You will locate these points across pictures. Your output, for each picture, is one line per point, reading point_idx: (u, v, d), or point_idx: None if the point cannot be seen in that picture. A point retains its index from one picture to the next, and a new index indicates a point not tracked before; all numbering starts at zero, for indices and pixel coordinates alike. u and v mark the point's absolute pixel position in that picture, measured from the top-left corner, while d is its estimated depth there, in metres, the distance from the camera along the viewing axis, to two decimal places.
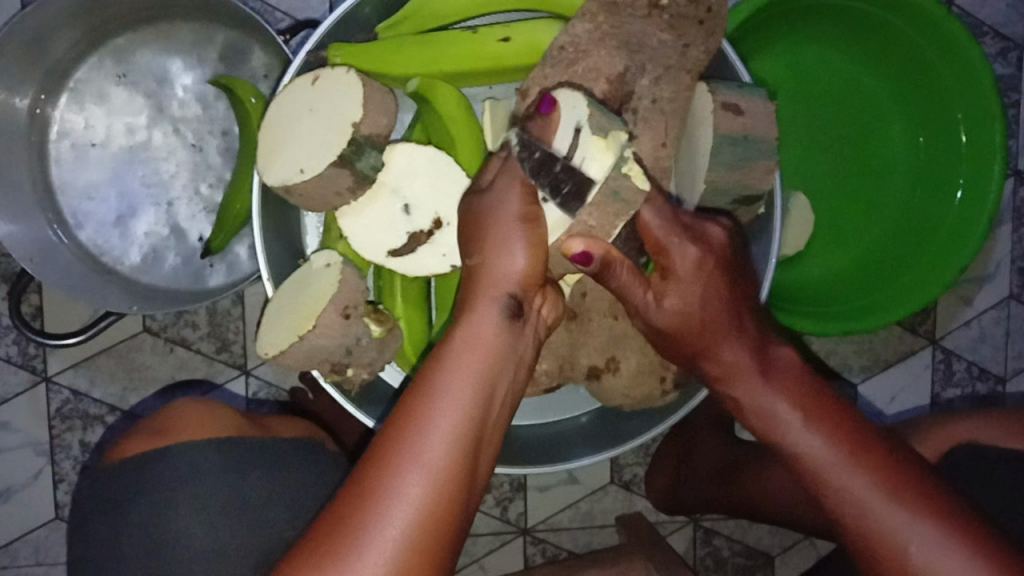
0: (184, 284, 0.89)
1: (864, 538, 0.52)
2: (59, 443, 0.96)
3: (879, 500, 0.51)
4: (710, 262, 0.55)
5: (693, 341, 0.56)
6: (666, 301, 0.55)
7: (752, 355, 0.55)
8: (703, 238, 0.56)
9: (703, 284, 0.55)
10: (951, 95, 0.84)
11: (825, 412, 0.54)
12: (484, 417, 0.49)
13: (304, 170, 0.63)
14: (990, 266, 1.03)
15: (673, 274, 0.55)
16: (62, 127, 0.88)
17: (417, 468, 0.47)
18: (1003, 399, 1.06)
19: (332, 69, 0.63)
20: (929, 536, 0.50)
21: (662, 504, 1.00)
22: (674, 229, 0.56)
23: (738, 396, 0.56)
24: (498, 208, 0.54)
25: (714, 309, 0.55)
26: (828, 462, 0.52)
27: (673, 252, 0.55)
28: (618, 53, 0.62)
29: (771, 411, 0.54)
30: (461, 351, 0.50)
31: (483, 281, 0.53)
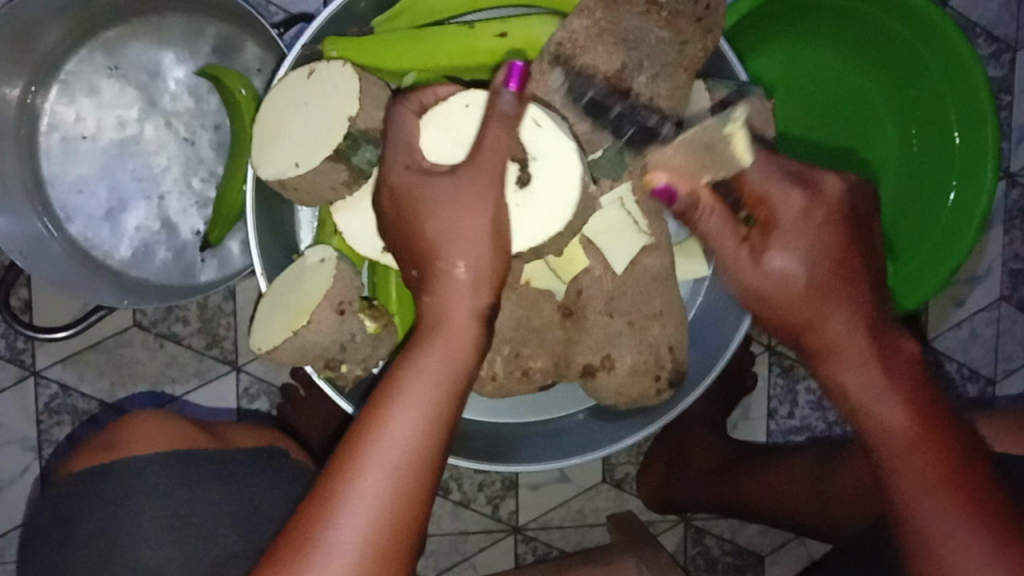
0: (175, 279, 0.89)
1: (925, 552, 0.49)
2: (47, 438, 0.95)
3: (956, 517, 0.48)
4: (828, 220, 0.53)
5: (797, 307, 0.54)
6: (771, 254, 0.54)
7: (865, 333, 0.53)
8: (823, 193, 0.54)
9: (816, 241, 0.53)
10: (946, 96, 0.84)
11: (927, 414, 0.50)
12: (450, 426, 0.50)
13: (299, 164, 0.62)
14: (981, 268, 1.04)
15: (779, 227, 0.53)
16: (52, 119, 0.87)
17: (381, 473, 0.47)
18: (993, 401, 1.06)
19: (328, 63, 0.63)
20: (1006, 572, 0.47)
21: (655, 503, 0.99)
22: (775, 178, 0.54)
23: (842, 376, 0.53)
24: (450, 206, 0.51)
25: (828, 273, 0.53)
26: (920, 465, 0.49)
27: (780, 201, 0.53)
28: (615, 50, 0.61)
29: (876, 396, 0.51)
30: (430, 361, 0.50)
31: (450, 288, 0.51)
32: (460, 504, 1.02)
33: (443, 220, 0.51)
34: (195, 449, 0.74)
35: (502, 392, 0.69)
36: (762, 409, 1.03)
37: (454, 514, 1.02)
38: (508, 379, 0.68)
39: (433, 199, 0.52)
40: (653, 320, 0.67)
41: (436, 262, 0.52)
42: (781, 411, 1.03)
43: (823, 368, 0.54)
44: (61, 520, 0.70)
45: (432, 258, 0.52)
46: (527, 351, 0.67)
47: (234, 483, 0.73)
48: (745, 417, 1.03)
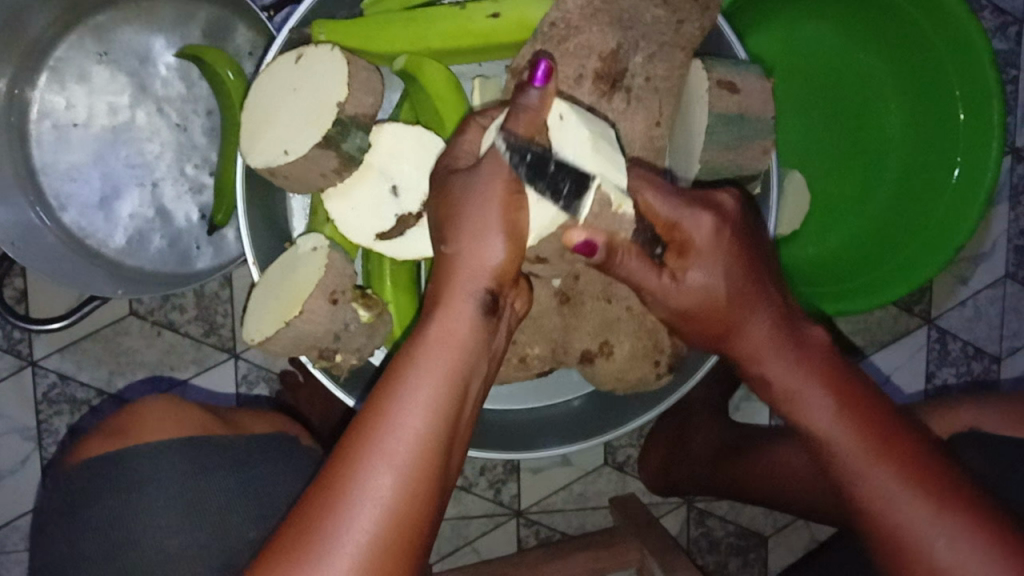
0: (171, 267, 0.88)
1: (883, 531, 0.50)
2: (47, 428, 0.95)
3: (898, 485, 0.50)
4: (733, 236, 0.53)
5: (716, 317, 0.53)
6: (690, 279, 0.52)
7: (780, 330, 0.53)
8: (722, 210, 0.53)
9: (727, 266, 0.52)
10: (949, 71, 0.82)
11: (849, 390, 0.52)
12: (455, 417, 0.48)
13: (289, 151, 0.61)
14: (986, 246, 1.02)
15: (693, 248, 0.52)
16: (42, 107, 0.85)
17: (385, 463, 0.46)
18: (997, 379, 1.05)
19: (317, 47, 0.61)
20: (947, 531, 0.49)
21: (657, 486, 0.99)
22: (679, 206, 0.52)
23: (765, 370, 0.53)
24: (469, 194, 0.50)
25: (739, 284, 0.52)
26: (849, 442, 0.51)
27: (690, 228, 0.52)
28: (610, 30, 0.60)
29: (796, 388, 0.52)
30: (432, 346, 0.48)
31: (460, 273, 0.50)
32: (462, 489, 1.02)
33: (453, 207, 0.50)
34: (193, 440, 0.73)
35: (499, 379, 0.69)
36: None
37: (456, 498, 1.02)
38: (506, 365, 0.67)
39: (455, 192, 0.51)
40: (651, 305, 0.66)
41: (444, 246, 0.51)
42: None
43: (747, 368, 0.55)
44: (60, 512, 0.70)
45: (440, 241, 0.51)
46: (523, 338, 0.66)
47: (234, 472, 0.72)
48: (748, 398, 1.03)
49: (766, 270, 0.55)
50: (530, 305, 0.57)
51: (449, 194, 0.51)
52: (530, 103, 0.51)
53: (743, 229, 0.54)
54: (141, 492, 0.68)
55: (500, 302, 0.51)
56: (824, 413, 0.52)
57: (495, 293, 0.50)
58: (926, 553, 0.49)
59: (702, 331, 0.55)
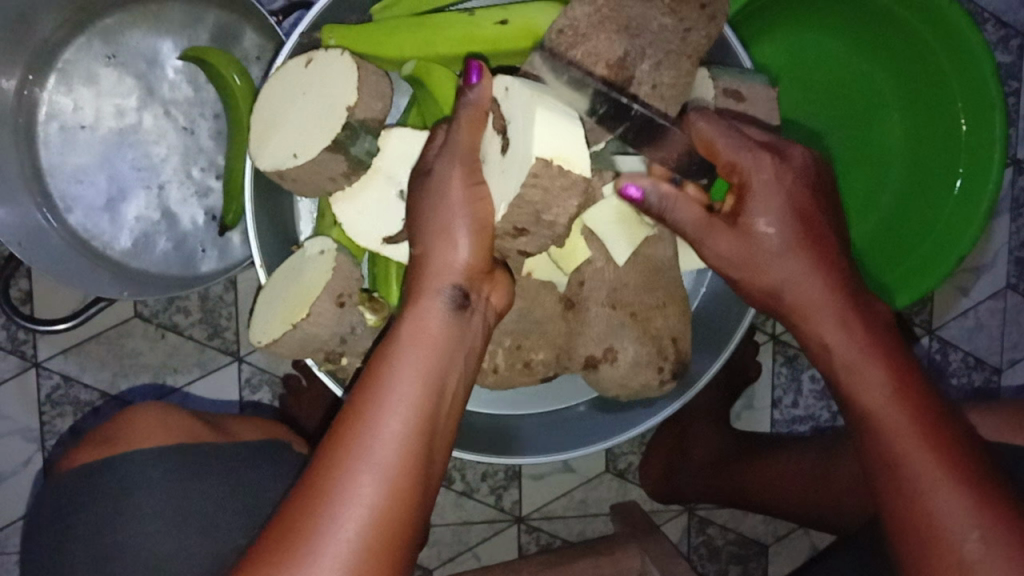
0: (175, 269, 0.88)
1: (909, 516, 0.49)
2: (49, 430, 0.95)
3: (934, 465, 0.48)
4: (796, 190, 0.56)
5: (769, 269, 0.56)
6: (754, 225, 0.56)
7: (840, 299, 0.55)
8: (790, 159, 0.56)
9: (784, 214, 0.55)
10: (953, 82, 0.84)
11: (901, 368, 0.52)
12: (435, 413, 0.49)
13: (298, 155, 0.62)
14: (988, 257, 1.03)
15: (750, 193, 0.55)
16: (50, 109, 0.86)
17: (365, 461, 0.46)
18: (998, 390, 1.05)
19: (325, 52, 0.62)
20: (982, 527, 0.46)
21: (657, 495, 0.99)
22: (741, 144, 0.56)
23: (822, 334, 0.55)
24: (434, 197, 0.54)
25: (800, 236, 0.55)
26: (893, 413, 0.50)
27: (751, 169, 0.55)
28: (617, 37, 0.60)
29: (857, 358, 0.53)
30: (405, 344, 0.50)
31: (428, 273, 0.53)
32: (464, 495, 1.02)
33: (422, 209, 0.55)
34: (198, 443, 0.73)
35: (504, 383, 0.69)
36: (766, 399, 1.03)
37: (457, 504, 1.02)
38: (511, 371, 0.67)
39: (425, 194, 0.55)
40: (656, 312, 0.67)
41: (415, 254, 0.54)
42: (784, 402, 1.02)
43: (806, 334, 0.56)
44: (63, 512, 0.70)
45: (411, 247, 0.55)
46: (529, 343, 0.67)
47: (237, 475, 0.73)
48: (749, 407, 1.03)
49: (835, 238, 0.57)
50: (511, 299, 0.59)
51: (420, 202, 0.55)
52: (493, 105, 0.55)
53: (812, 184, 0.57)
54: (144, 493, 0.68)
55: (472, 299, 0.53)
56: (877, 382, 0.52)
57: (465, 288, 0.53)
58: (956, 545, 0.47)
59: (748, 282, 0.58)
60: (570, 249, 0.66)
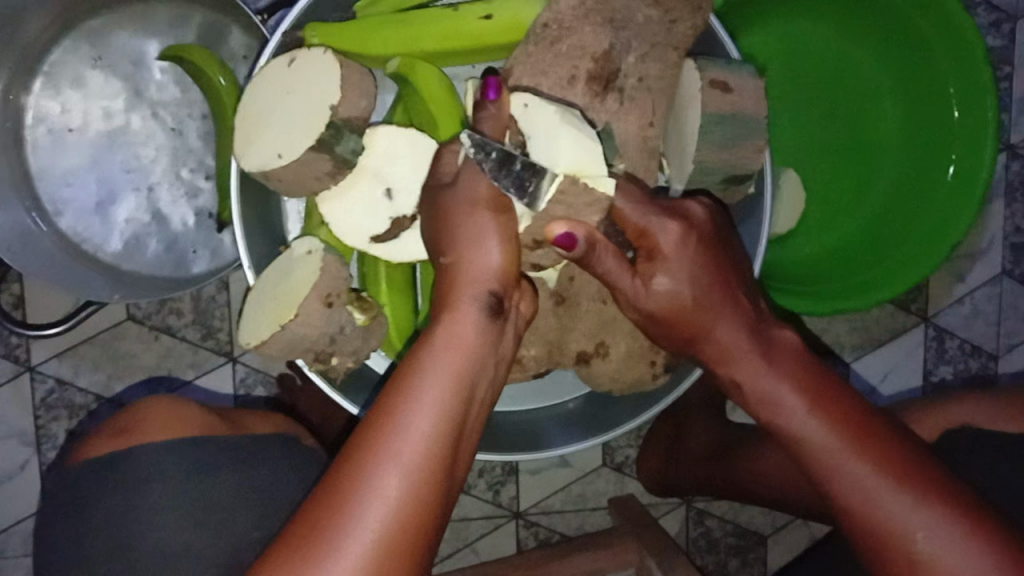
0: (167, 272, 0.88)
1: (859, 524, 0.52)
2: (45, 433, 0.95)
3: (873, 479, 0.51)
4: (697, 244, 0.56)
5: (683, 325, 0.56)
6: (658, 284, 0.55)
7: (748, 333, 0.56)
8: (690, 220, 0.57)
9: (696, 273, 0.55)
10: (943, 67, 0.82)
11: (822, 388, 0.54)
12: (464, 419, 0.49)
13: (282, 155, 0.61)
14: (983, 243, 1.02)
15: (656, 256, 0.55)
16: (37, 112, 0.85)
17: (395, 461, 0.46)
18: (995, 376, 1.05)
19: (309, 50, 0.61)
20: (928, 524, 0.50)
21: (656, 487, 1.00)
22: (648, 212, 0.56)
23: (737, 375, 0.56)
24: (463, 209, 0.53)
25: (705, 291, 0.56)
26: (824, 438, 0.52)
27: (661, 235, 0.55)
28: (602, 30, 0.60)
29: (771, 391, 0.54)
30: (441, 350, 0.50)
31: (464, 280, 0.52)
32: (461, 491, 1.02)
33: (447, 221, 0.54)
34: (214, 435, 0.73)
35: None
36: None
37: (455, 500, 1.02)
38: None
39: (446, 205, 0.54)
40: None
41: (444, 259, 0.54)
42: None
43: (722, 372, 0.57)
44: (59, 516, 0.70)
45: (441, 254, 0.54)
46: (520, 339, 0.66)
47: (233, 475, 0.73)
48: None
49: (735, 280, 0.58)
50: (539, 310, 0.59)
51: (451, 210, 0.54)
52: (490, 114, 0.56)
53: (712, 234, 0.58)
54: (136, 495, 0.68)
55: (506, 306, 0.53)
56: (800, 413, 0.53)
57: (501, 295, 0.52)
58: (907, 544, 0.50)
59: (678, 334, 0.57)
60: None
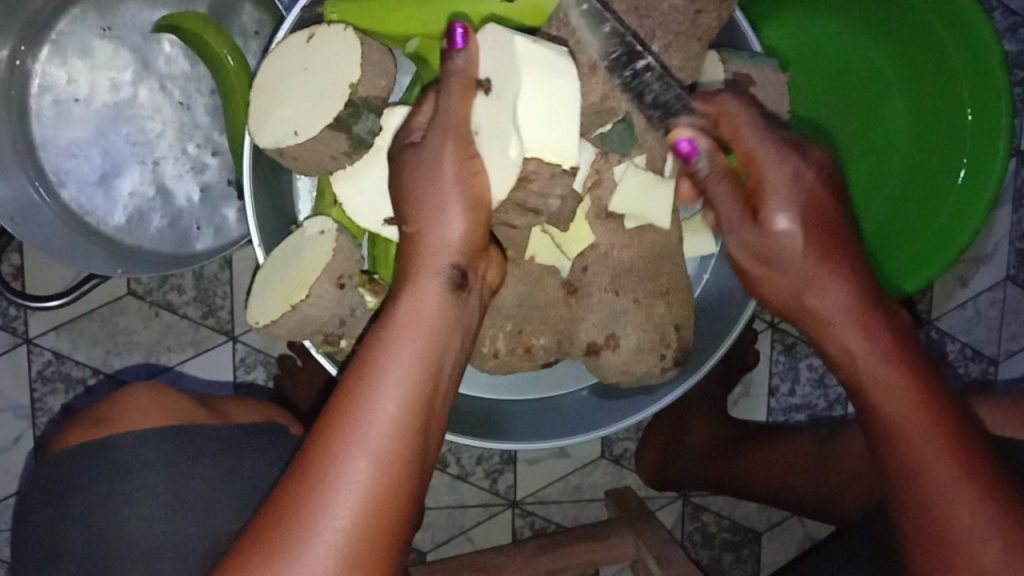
0: (170, 247, 0.87)
1: (931, 526, 0.49)
2: (40, 407, 0.94)
3: (955, 478, 0.49)
4: (815, 186, 0.55)
5: (797, 267, 0.55)
6: (779, 220, 0.54)
7: (861, 295, 0.54)
8: (815, 160, 0.57)
9: (806, 224, 0.54)
10: (960, 75, 0.81)
11: (921, 376, 0.52)
12: (430, 396, 0.49)
13: (298, 132, 0.60)
14: (988, 247, 1.02)
15: (773, 191, 0.55)
16: (43, 81, 0.84)
17: (359, 442, 0.46)
18: (995, 381, 1.05)
19: (328, 27, 0.60)
20: (1001, 533, 0.48)
21: (653, 481, 0.99)
22: (777, 146, 0.55)
23: (844, 341, 0.54)
24: (426, 165, 0.52)
25: (823, 233, 0.55)
26: (918, 428, 0.50)
27: (776, 169, 0.55)
28: (626, 18, 0.60)
29: (873, 367, 0.53)
30: (404, 322, 0.49)
31: (426, 251, 0.51)
32: (458, 478, 1.01)
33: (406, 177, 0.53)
34: (194, 423, 0.72)
35: (504, 368, 0.68)
36: (763, 387, 1.02)
37: (452, 488, 1.01)
38: (511, 355, 0.66)
39: (414, 161, 0.53)
40: (659, 298, 0.66)
41: (409, 229, 0.53)
42: (782, 390, 1.02)
43: (829, 340, 0.55)
44: (57, 492, 0.69)
45: (404, 223, 0.53)
46: (530, 327, 0.66)
47: (232, 459, 0.72)
48: (746, 395, 1.02)
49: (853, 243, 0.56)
50: (502, 283, 0.59)
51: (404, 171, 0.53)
52: (455, 67, 0.53)
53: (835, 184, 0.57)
54: (137, 473, 0.68)
55: (469, 279, 0.53)
56: (896, 394, 0.52)
57: (463, 266, 0.52)
58: (977, 552, 0.48)
59: (785, 292, 0.57)
60: (573, 233, 0.66)
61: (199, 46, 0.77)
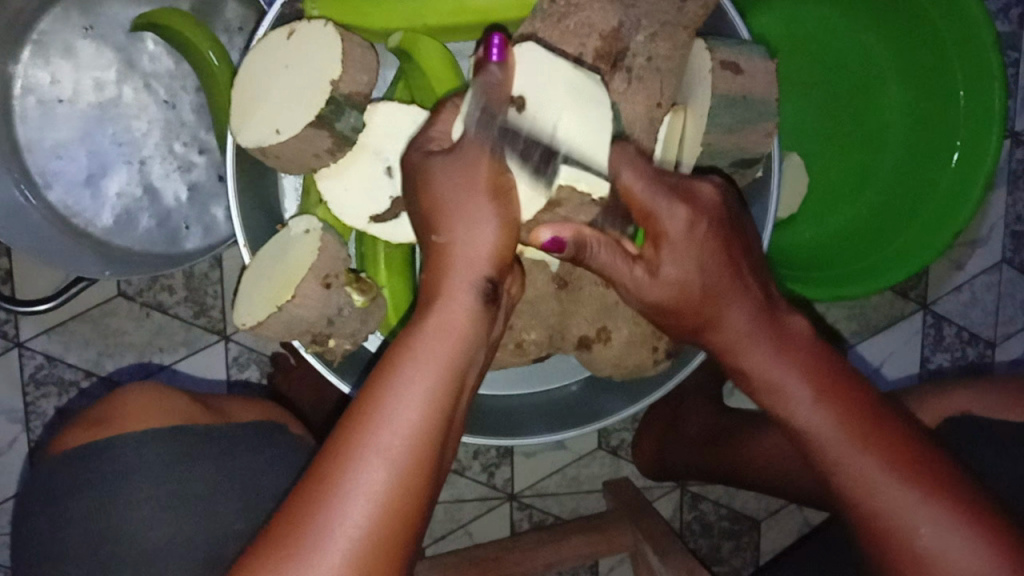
0: (159, 247, 0.86)
1: (863, 514, 0.50)
2: (34, 410, 0.93)
3: (879, 471, 0.49)
4: (712, 226, 0.52)
5: (691, 309, 0.53)
6: (664, 270, 0.52)
7: (756, 317, 0.53)
8: (699, 197, 0.52)
9: (703, 264, 0.51)
10: (950, 53, 0.80)
11: (827, 378, 0.52)
12: (453, 404, 0.47)
13: (280, 131, 0.60)
14: (984, 230, 1.02)
15: (666, 241, 0.51)
16: (26, 82, 0.83)
17: (377, 456, 0.45)
18: (992, 364, 1.05)
19: (309, 23, 0.60)
20: (931, 518, 0.49)
21: (649, 471, 1.00)
22: (659, 192, 0.51)
23: (744, 361, 0.53)
24: (455, 172, 0.49)
25: (712, 274, 0.52)
26: (831, 431, 0.51)
27: (667, 220, 0.51)
28: (611, 7, 0.59)
29: (777, 380, 0.52)
30: (432, 337, 0.47)
31: (455, 263, 0.49)
32: (456, 473, 1.01)
33: (438, 189, 0.49)
34: (194, 424, 0.72)
35: (496, 364, 0.67)
36: None
37: (449, 482, 1.01)
38: (503, 351, 0.66)
39: (441, 166, 0.49)
40: None
41: (436, 237, 0.49)
42: None
43: (729, 361, 0.54)
44: (51, 496, 0.69)
45: (430, 231, 0.50)
46: (520, 323, 0.65)
47: (226, 460, 0.72)
48: None
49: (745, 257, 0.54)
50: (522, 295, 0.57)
51: (434, 183, 0.49)
52: (493, 79, 0.52)
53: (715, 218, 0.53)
54: (129, 476, 0.68)
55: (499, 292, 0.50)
56: (806, 404, 0.51)
57: (496, 280, 0.49)
58: (909, 537, 0.49)
59: (679, 323, 0.55)
60: None
61: (181, 46, 0.77)
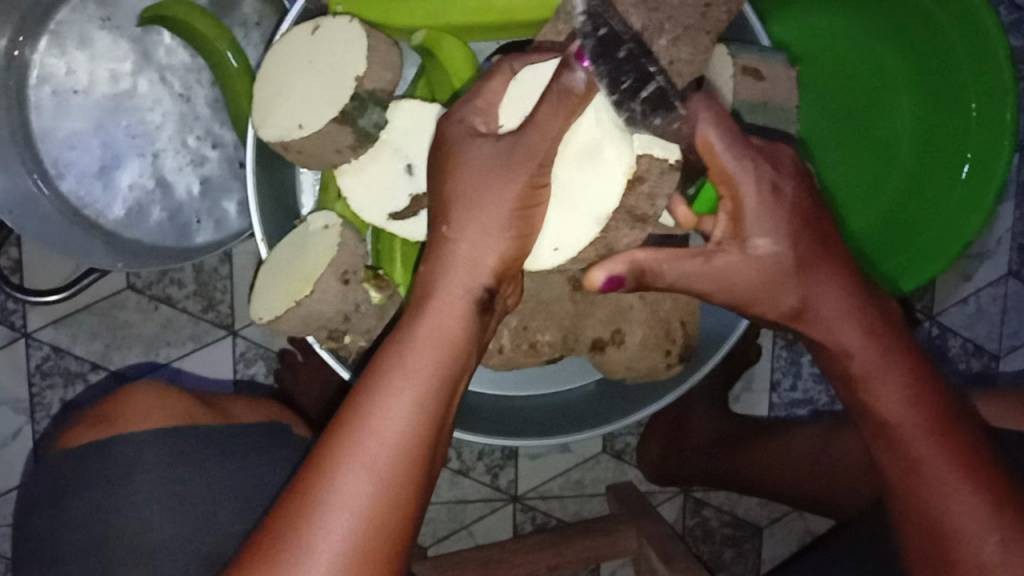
0: (170, 240, 0.86)
1: (933, 522, 0.52)
2: (40, 401, 0.93)
3: (958, 473, 0.51)
4: (796, 199, 0.52)
5: (783, 292, 0.53)
6: (756, 246, 0.52)
7: (859, 300, 0.53)
8: (782, 165, 0.53)
9: (792, 237, 0.52)
10: (965, 69, 0.80)
11: (918, 368, 0.53)
12: (441, 411, 0.48)
13: (303, 126, 0.60)
14: (991, 243, 1.02)
15: (750, 216, 0.51)
16: (41, 72, 0.83)
17: (362, 466, 0.46)
18: (996, 377, 1.05)
19: (335, 19, 0.60)
20: (1000, 530, 0.50)
21: (654, 475, 0.98)
22: (741, 160, 0.51)
23: (844, 345, 0.53)
24: (485, 179, 0.49)
25: (809, 251, 0.52)
26: (916, 424, 0.52)
27: (753, 185, 0.51)
28: (636, 10, 0.58)
29: (872, 366, 0.53)
30: (423, 343, 0.48)
31: (457, 264, 0.50)
32: (459, 473, 1.01)
33: (472, 193, 0.49)
34: (198, 424, 0.72)
35: (507, 365, 0.67)
36: (764, 381, 1.02)
37: (453, 482, 1.01)
38: (516, 352, 0.65)
39: (475, 170, 0.50)
40: (665, 295, 0.66)
41: (447, 230, 0.51)
42: (783, 384, 1.02)
43: (821, 344, 0.55)
44: (59, 489, 0.68)
45: (443, 223, 0.51)
46: (535, 324, 0.65)
47: (235, 457, 0.71)
48: (747, 389, 1.02)
49: (834, 240, 0.54)
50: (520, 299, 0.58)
51: (463, 170, 0.50)
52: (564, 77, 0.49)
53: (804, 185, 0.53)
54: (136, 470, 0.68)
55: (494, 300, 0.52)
56: (898, 394, 0.53)
57: (492, 289, 0.50)
58: (974, 546, 0.51)
59: (773, 306, 0.54)
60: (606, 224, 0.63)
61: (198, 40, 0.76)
